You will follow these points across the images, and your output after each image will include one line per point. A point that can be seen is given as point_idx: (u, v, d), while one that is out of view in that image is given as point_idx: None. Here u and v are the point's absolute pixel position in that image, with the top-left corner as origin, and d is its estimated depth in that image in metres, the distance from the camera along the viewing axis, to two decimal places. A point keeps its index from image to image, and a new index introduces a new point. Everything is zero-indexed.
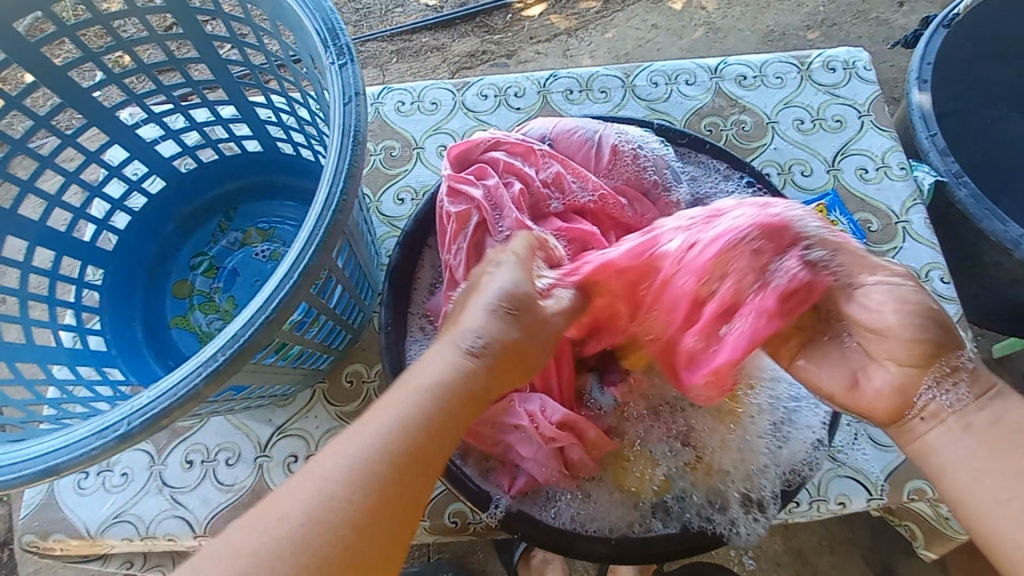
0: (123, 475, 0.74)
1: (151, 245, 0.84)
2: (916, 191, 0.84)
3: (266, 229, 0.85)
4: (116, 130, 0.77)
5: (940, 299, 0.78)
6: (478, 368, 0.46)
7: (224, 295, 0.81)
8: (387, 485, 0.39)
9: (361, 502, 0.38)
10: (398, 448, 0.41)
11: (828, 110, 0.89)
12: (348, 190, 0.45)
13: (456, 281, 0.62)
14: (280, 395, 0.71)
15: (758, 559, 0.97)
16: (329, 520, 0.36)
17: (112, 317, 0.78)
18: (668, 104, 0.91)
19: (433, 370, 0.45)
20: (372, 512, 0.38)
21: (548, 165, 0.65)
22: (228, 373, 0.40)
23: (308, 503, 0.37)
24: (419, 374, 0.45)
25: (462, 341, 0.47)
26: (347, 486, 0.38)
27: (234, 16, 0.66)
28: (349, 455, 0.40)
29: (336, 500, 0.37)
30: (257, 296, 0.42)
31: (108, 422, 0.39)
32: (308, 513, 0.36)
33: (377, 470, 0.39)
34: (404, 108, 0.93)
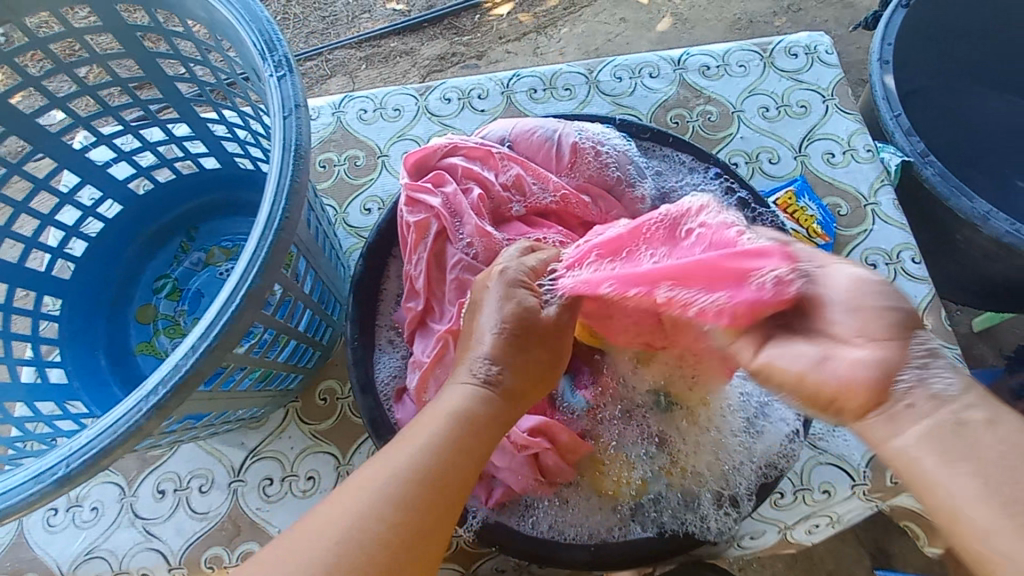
0: (93, 510, 0.72)
1: (111, 272, 0.81)
2: (883, 173, 0.83)
3: (230, 247, 0.83)
4: (65, 156, 0.75)
5: (913, 280, 0.78)
6: (494, 398, 0.46)
7: (188, 318, 0.79)
8: (422, 495, 0.39)
9: (405, 506, 0.38)
10: (431, 460, 0.40)
11: (792, 96, 0.89)
12: (290, 207, 0.43)
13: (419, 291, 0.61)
14: (249, 418, 0.70)
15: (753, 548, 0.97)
16: (376, 522, 0.36)
17: (73, 349, 0.76)
18: (633, 99, 0.90)
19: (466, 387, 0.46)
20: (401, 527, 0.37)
21: (507, 168, 0.63)
22: (173, 406, 0.39)
23: (360, 504, 0.37)
24: (445, 403, 0.45)
25: (476, 368, 0.47)
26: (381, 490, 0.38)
27: (174, 32, 0.64)
28: (378, 476, 0.39)
29: (361, 511, 0.37)
30: (200, 322, 0.41)
31: (45, 466, 0.38)
32: (361, 515, 0.37)
33: (421, 476, 0.39)
34: (367, 116, 0.92)
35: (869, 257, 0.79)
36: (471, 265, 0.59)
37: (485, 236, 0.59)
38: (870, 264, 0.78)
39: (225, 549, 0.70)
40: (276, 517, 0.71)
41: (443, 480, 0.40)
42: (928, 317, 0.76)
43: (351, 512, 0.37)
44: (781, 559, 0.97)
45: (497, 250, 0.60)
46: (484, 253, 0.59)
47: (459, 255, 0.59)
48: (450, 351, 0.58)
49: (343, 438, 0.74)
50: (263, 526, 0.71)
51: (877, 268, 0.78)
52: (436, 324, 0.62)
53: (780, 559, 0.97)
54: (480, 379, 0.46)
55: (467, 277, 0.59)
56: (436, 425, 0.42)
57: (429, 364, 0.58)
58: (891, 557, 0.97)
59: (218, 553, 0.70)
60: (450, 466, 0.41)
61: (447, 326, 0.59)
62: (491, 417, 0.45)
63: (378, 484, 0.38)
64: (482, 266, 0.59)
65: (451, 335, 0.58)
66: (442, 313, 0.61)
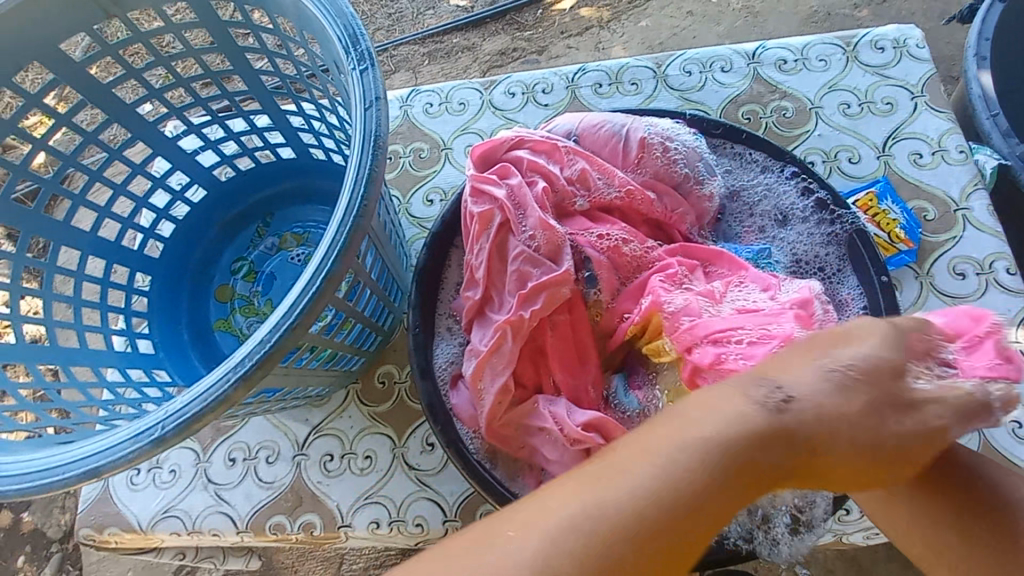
0: (171, 472, 0.78)
1: (195, 252, 0.87)
2: (978, 176, 0.77)
3: (301, 233, 0.87)
4: (159, 143, 0.81)
5: (1008, 293, 0.72)
6: (794, 436, 0.38)
7: (262, 298, 0.84)
8: (647, 536, 0.34)
9: (657, 507, 0.35)
10: (683, 496, 0.35)
11: (877, 93, 0.84)
12: (368, 196, 0.45)
13: (479, 281, 0.62)
14: (314, 395, 0.73)
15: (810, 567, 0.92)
16: (621, 516, 0.34)
17: (160, 322, 0.82)
18: (701, 94, 0.88)
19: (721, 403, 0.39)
20: (615, 561, 0.33)
21: (573, 162, 0.63)
22: (257, 377, 0.41)
23: (649, 485, 0.35)
24: (718, 409, 0.39)
25: (765, 390, 0.39)
26: (698, 479, 0.36)
27: (263, 27, 0.68)
28: (614, 487, 0.35)
29: (579, 524, 0.34)
30: (284, 300, 0.43)
31: (144, 427, 0.41)
32: (650, 499, 0.35)
33: (713, 470, 0.36)
34: (432, 110, 0.94)
35: (957, 266, 0.73)
36: (533, 258, 0.59)
37: (548, 229, 0.59)
38: (958, 273, 0.73)
39: (287, 517, 0.74)
40: (335, 492, 0.74)
41: (689, 528, 0.35)
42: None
43: (648, 490, 0.35)
44: None
45: (559, 243, 0.60)
46: (546, 246, 0.59)
47: (521, 247, 0.59)
48: (508, 341, 0.59)
49: (400, 420, 0.77)
50: (322, 499, 0.74)
51: (967, 278, 0.73)
52: (494, 315, 0.62)
53: None
54: (691, 407, 0.39)
55: (528, 270, 0.59)
56: (708, 427, 0.38)
57: (487, 353, 0.59)
58: None
59: (280, 521, 0.74)
60: (727, 477, 0.36)
61: (506, 316, 0.59)
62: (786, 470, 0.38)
63: (686, 463, 0.36)
64: (544, 259, 0.59)
65: (510, 325, 0.58)
66: (500, 303, 0.61)
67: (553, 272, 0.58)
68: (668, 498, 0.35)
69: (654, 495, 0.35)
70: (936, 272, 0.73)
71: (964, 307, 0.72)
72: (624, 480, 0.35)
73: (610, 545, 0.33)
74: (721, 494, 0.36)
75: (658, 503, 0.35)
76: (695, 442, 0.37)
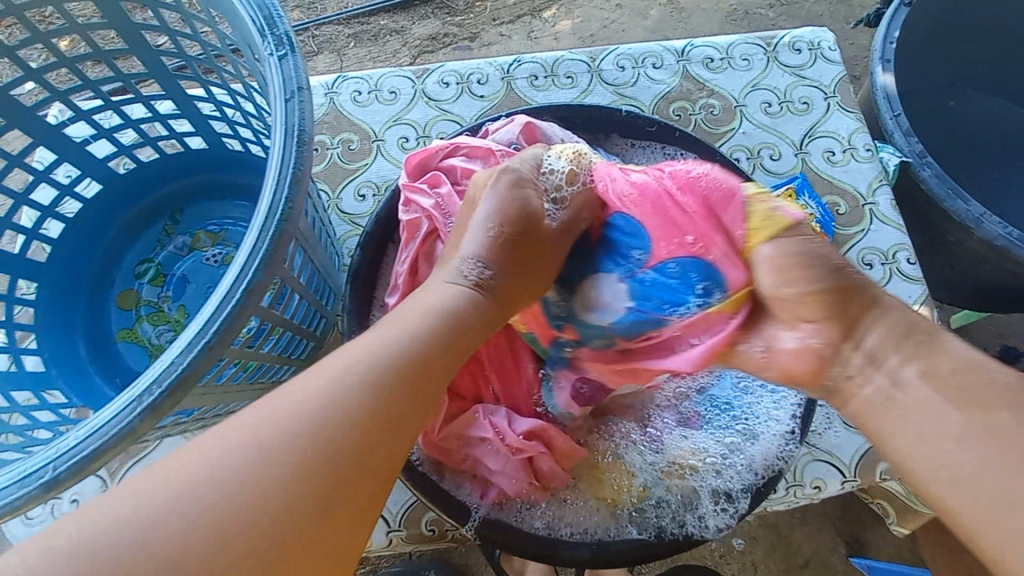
0: (73, 503, 0.70)
1: (91, 254, 0.78)
2: (882, 173, 0.84)
3: (217, 232, 0.80)
4: (41, 131, 0.71)
5: (907, 280, 0.78)
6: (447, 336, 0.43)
7: (174, 304, 0.76)
8: (312, 474, 0.34)
9: (314, 447, 0.34)
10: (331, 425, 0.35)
11: (795, 92, 0.88)
12: (293, 198, 0.41)
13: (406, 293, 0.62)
14: (240, 410, 0.67)
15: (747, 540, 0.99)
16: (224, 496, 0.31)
17: (51, 335, 0.73)
18: (635, 89, 0.89)
19: (439, 296, 0.47)
20: (291, 500, 0.32)
21: (508, 164, 0.63)
22: (168, 407, 0.36)
23: (242, 466, 0.33)
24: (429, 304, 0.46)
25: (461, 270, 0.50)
26: (331, 424, 0.35)
27: (162, 3, 0.60)
28: (311, 397, 0.36)
29: (263, 445, 0.34)
30: (197, 317, 0.38)
31: (31, 469, 0.35)
32: (249, 468, 0.33)
33: (368, 407, 0.37)
34: (361, 98, 0.89)
35: (865, 256, 0.79)
36: None
37: None
38: (866, 263, 0.79)
39: None
40: None
41: (327, 466, 0.34)
42: (922, 317, 0.76)
43: (235, 469, 0.32)
44: (761, 547, 0.99)
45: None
46: None
47: None
48: None
49: None
50: None
51: (873, 268, 0.79)
52: None
53: (759, 546, 0.99)
54: (469, 279, 0.49)
55: None
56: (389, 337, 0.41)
57: None
58: (867, 546, 1.00)
59: None
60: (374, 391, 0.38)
61: None
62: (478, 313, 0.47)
63: (295, 431, 0.34)
64: None
65: None
66: None
67: None
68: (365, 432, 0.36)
69: (221, 489, 0.31)
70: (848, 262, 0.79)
71: None
72: (303, 392, 0.36)
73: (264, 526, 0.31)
74: (404, 422, 0.38)
75: (244, 467, 0.33)
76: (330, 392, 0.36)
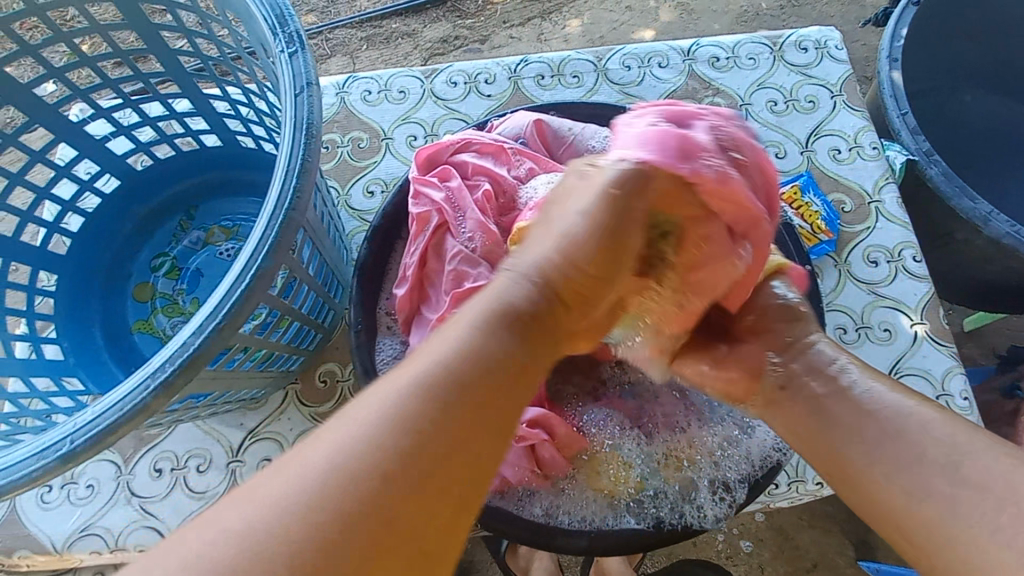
0: (89, 487, 0.72)
1: (111, 247, 0.80)
2: (888, 171, 0.84)
3: (231, 227, 0.82)
4: (62, 128, 0.73)
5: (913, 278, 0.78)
6: (539, 300, 0.39)
7: (187, 297, 0.78)
8: (423, 473, 0.29)
9: (406, 442, 0.29)
10: (426, 405, 0.31)
11: (801, 91, 0.88)
12: (301, 187, 0.42)
13: (415, 282, 0.63)
14: (249, 398, 0.69)
15: (755, 543, 0.99)
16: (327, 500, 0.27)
17: (70, 325, 0.75)
18: (641, 88, 0.89)
19: (565, 227, 0.41)
20: (375, 501, 0.27)
21: (519, 163, 0.65)
22: (180, 385, 0.37)
23: (324, 461, 0.28)
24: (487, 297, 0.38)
25: (519, 273, 0.40)
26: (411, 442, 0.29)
27: (180, 4, 0.62)
28: (413, 374, 0.32)
29: (357, 442, 0.29)
30: (208, 300, 0.40)
31: (49, 442, 0.37)
32: (304, 514, 0.27)
33: (462, 382, 0.32)
34: (371, 98, 0.90)
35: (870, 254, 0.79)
36: (471, 258, 0.60)
37: (486, 231, 0.61)
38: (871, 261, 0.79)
39: None
40: None
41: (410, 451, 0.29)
42: (927, 315, 0.76)
43: (316, 473, 0.28)
44: (768, 549, 0.99)
45: (500, 245, 0.61)
46: (483, 247, 0.60)
47: (458, 247, 0.60)
48: None
49: None
50: None
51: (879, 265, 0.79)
52: (427, 314, 0.63)
53: (766, 549, 0.99)
54: (525, 277, 0.39)
55: (465, 269, 0.60)
56: (467, 311, 0.37)
57: None
58: (875, 549, 0.99)
59: None
60: (472, 393, 0.32)
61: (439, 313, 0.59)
62: (538, 328, 0.38)
63: (331, 461, 0.28)
64: (481, 260, 0.60)
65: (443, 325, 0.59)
66: (433, 302, 0.62)
67: (488, 277, 0.59)
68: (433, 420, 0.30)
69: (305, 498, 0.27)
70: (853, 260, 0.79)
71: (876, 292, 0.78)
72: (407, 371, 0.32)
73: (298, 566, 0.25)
74: (494, 397, 0.33)
75: (293, 523, 0.26)
76: (389, 402, 0.30)
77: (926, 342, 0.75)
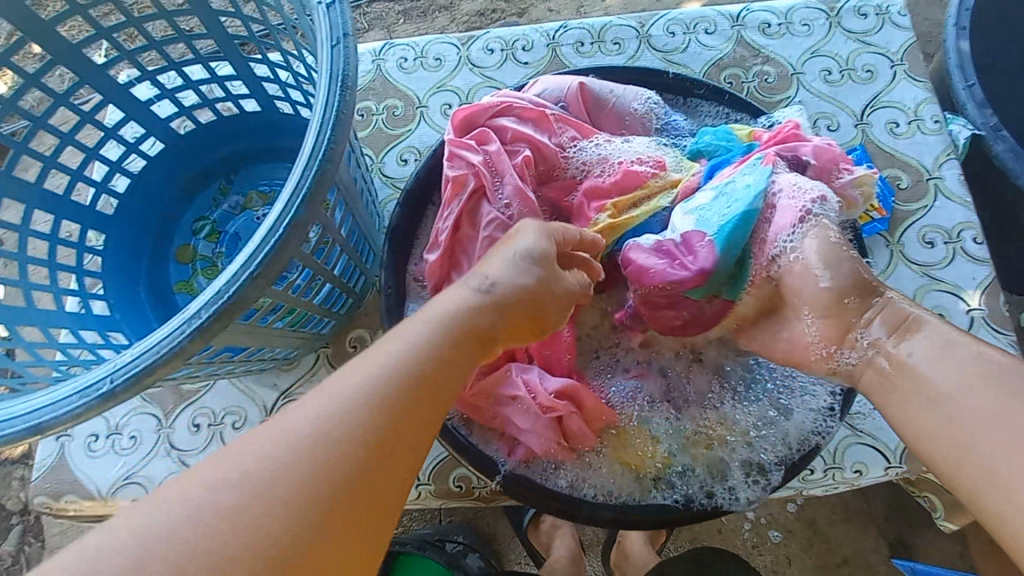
0: (132, 438, 0.75)
1: (153, 208, 0.83)
2: (951, 146, 0.78)
3: (268, 193, 0.84)
4: (110, 89, 0.75)
5: (973, 261, 0.73)
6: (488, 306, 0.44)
7: (226, 260, 0.80)
8: (357, 464, 0.32)
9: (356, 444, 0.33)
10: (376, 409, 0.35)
11: (858, 60, 0.83)
12: (336, 139, 0.42)
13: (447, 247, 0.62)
14: (282, 359, 0.70)
15: (786, 535, 0.97)
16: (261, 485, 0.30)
17: (115, 282, 0.78)
18: (685, 56, 0.86)
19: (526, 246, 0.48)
20: (307, 487, 0.31)
21: (561, 131, 0.63)
22: (215, 330, 0.38)
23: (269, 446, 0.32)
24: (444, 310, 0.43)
25: (472, 281, 0.45)
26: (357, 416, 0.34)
27: None
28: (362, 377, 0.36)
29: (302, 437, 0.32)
30: (243, 249, 0.40)
31: (92, 381, 0.38)
32: (276, 474, 0.30)
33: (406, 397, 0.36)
34: (406, 65, 0.90)
35: (926, 235, 0.75)
36: (505, 224, 0.60)
37: (523, 197, 0.60)
38: (927, 242, 0.74)
39: None
40: None
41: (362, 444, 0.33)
42: (986, 301, 0.72)
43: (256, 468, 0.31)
44: (797, 541, 0.96)
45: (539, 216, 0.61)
46: (519, 214, 0.60)
47: (494, 213, 0.60)
48: None
49: None
50: None
51: (935, 247, 0.74)
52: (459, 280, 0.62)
53: (795, 541, 0.97)
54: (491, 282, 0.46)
55: (499, 236, 0.60)
56: (434, 313, 0.42)
57: None
58: (912, 549, 0.95)
59: None
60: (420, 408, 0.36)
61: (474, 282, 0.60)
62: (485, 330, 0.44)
63: (308, 435, 0.32)
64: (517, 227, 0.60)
65: None
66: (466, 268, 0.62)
67: None
68: (397, 393, 0.36)
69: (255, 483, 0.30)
70: (907, 241, 0.74)
71: (930, 275, 0.73)
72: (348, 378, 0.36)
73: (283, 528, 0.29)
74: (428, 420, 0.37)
75: (273, 478, 0.30)
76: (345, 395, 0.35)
77: (983, 329, 0.71)
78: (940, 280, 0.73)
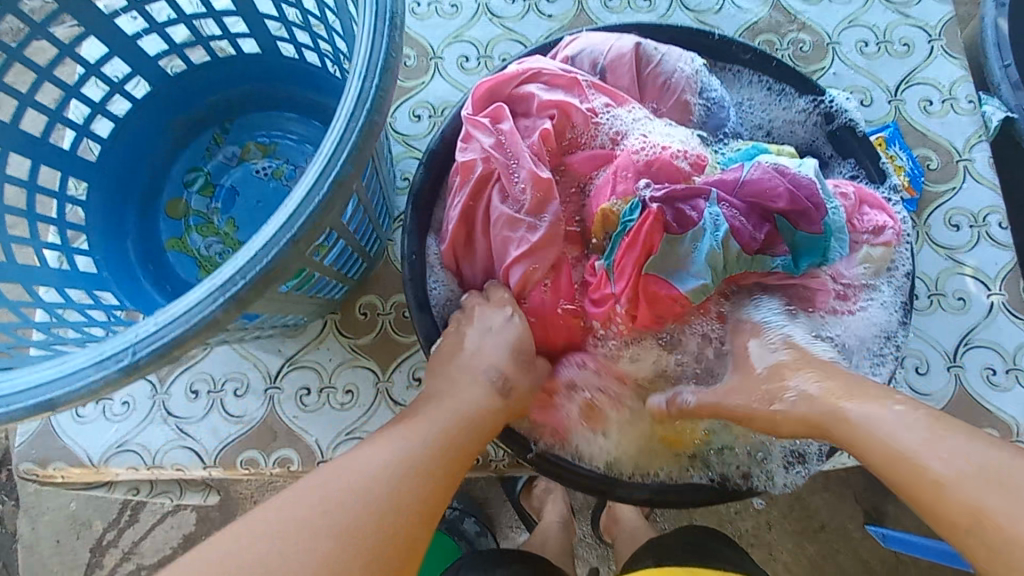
0: (125, 404, 0.70)
1: (141, 156, 0.75)
2: (982, 128, 0.77)
3: (267, 144, 0.77)
4: (91, 18, 0.65)
5: (996, 246, 0.73)
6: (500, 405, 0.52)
7: (223, 217, 0.74)
8: (388, 514, 0.41)
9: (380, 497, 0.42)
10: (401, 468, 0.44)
11: (895, 32, 0.80)
12: (385, 86, 0.37)
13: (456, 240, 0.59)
14: (291, 325, 0.66)
15: (768, 503, 0.99)
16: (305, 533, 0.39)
17: (101, 237, 0.72)
18: (718, 18, 0.81)
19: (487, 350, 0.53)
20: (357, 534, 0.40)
21: (595, 98, 0.59)
22: (251, 300, 0.34)
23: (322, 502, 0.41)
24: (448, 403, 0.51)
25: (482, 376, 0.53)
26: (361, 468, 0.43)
27: None
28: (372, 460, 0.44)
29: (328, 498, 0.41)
30: (280, 209, 0.35)
31: (111, 352, 0.33)
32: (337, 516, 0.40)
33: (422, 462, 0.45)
34: (420, 11, 0.82)
35: (952, 217, 0.74)
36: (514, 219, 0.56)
37: (540, 181, 0.55)
38: (953, 224, 0.74)
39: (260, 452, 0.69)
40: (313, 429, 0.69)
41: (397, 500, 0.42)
42: (1007, 287, 0.72)
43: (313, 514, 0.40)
44: (778, 508, 0.99)
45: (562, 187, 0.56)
46: (532, 202, 0.55)
47: (501, 209, 0.56)
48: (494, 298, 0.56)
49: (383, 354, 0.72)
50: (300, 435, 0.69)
51: (960, 230, 0.74)
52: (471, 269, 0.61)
53: (776, 508, 0.99)
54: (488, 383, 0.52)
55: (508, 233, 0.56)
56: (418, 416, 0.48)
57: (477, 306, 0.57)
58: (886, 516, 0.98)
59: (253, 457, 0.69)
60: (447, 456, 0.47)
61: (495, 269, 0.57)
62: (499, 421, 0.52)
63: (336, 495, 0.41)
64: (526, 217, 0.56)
65: None
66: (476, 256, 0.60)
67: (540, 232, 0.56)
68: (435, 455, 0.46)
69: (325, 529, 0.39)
70: (932, 223, 0.74)
71: (954, 258, 0.73)
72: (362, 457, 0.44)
73: (376, 539, 0.40)
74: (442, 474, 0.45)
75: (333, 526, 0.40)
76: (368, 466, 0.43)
77: (1001, 314, 0.71)
78: (964, 264, 0.73)
